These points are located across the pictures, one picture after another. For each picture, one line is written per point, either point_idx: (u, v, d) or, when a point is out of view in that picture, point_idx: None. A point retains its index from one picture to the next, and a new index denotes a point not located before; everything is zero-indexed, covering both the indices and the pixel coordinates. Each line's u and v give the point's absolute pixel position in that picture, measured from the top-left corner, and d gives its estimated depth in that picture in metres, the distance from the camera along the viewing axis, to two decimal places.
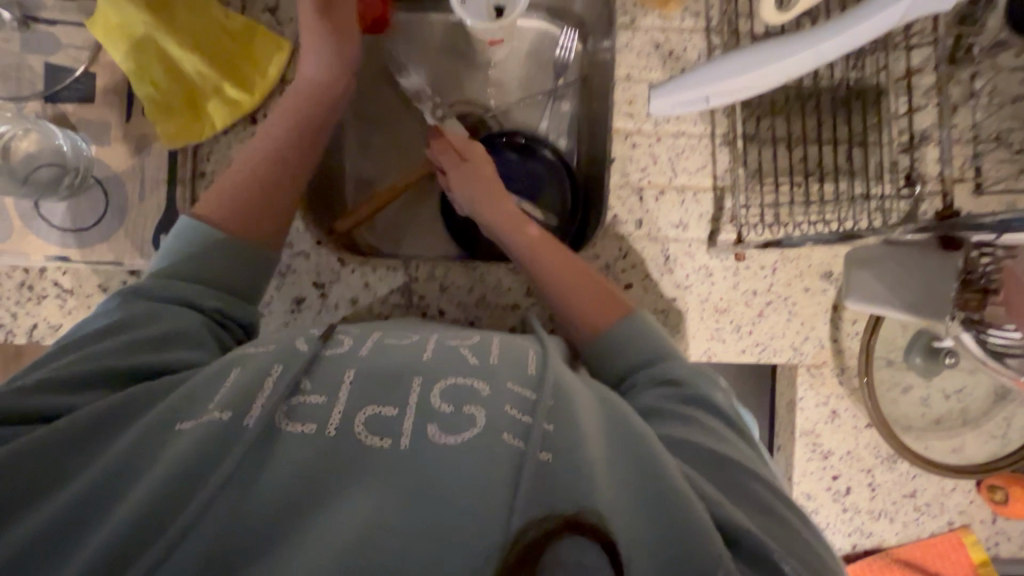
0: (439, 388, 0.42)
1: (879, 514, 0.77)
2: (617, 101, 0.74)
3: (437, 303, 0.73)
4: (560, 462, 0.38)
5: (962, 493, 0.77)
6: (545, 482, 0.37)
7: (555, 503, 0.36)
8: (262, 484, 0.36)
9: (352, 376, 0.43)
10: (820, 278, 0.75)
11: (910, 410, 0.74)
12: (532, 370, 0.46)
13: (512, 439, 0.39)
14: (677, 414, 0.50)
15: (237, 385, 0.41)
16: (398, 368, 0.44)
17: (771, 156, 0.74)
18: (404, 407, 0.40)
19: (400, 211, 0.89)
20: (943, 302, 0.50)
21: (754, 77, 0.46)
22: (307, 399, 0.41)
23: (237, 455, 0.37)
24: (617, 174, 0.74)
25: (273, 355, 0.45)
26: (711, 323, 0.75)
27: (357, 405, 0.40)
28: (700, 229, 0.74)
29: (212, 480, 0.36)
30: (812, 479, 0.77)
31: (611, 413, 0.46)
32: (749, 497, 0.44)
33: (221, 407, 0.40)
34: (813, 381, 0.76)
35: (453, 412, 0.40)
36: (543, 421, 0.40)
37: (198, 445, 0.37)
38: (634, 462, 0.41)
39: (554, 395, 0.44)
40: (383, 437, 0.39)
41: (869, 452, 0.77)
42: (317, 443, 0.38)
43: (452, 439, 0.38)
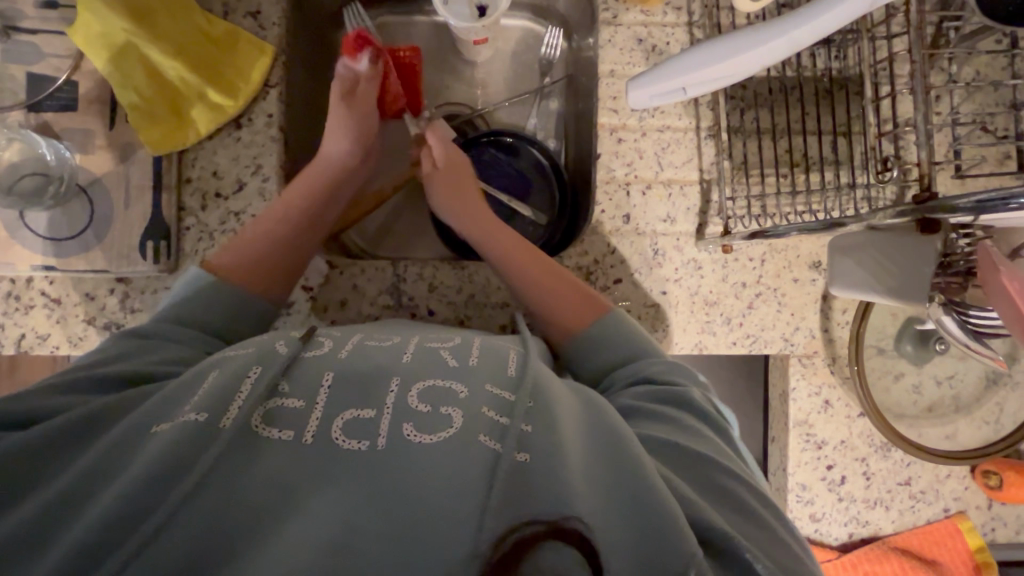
0: (417, 389, 0.42)
1: (875, 503, 0.77)
2: (601, 96, 0.74)
3: (426, 303, 0.73)
4: (537, 462, 0.38)
5: (956, 480, 0.77)
6: (522, 481, 0.37)
7: (537, 507, 0.36)
8: (237, 485, 0.36)
9: (331, 379, 0.43)
10: (808, 268, 0.75)
11: (901, 397, 0.74)
12: (512, 372, 0.46)
13: (489, 440, 0.39)
14: (654, 413, 0.50)
15: (214, 387, 0.41)
16: (376, 370, 0.44)
17: (755, 148, 0.74)
18: (382, 408, 0.40)
19: (388, 213, 0.89)
20: (921, 287, 0.49)
21: (729, 66, 0.45)
22: (285, 401, 0.41)
23: (211, 458, 0.36)
24: (604, 170, 0.74)
25: (251, 358, 0.45)
26: (701, 316, 0.75)
27: (335, 408, 0.40)
28: (687, 222, 0.74)
29: (187, 480, 0.35)
30: (807, 470, 0.77)
31: (588, 414, 0.46)
32: (732, 501, 0.44)
33: (197, 409, 0.39)
34: (805, 371, 0.76)
35: (431, 413, 0.40)
36: (521, 423, 0.41)
37: (173, 446, 0.37)
38: (608, 461, 0.41)
39: (532, 396, 0.44)
40: (361, 440, 0.38)
41: (863, 441, 0.77)
42: (293, 447, 0.38)
43: (429, 439, 0.38)
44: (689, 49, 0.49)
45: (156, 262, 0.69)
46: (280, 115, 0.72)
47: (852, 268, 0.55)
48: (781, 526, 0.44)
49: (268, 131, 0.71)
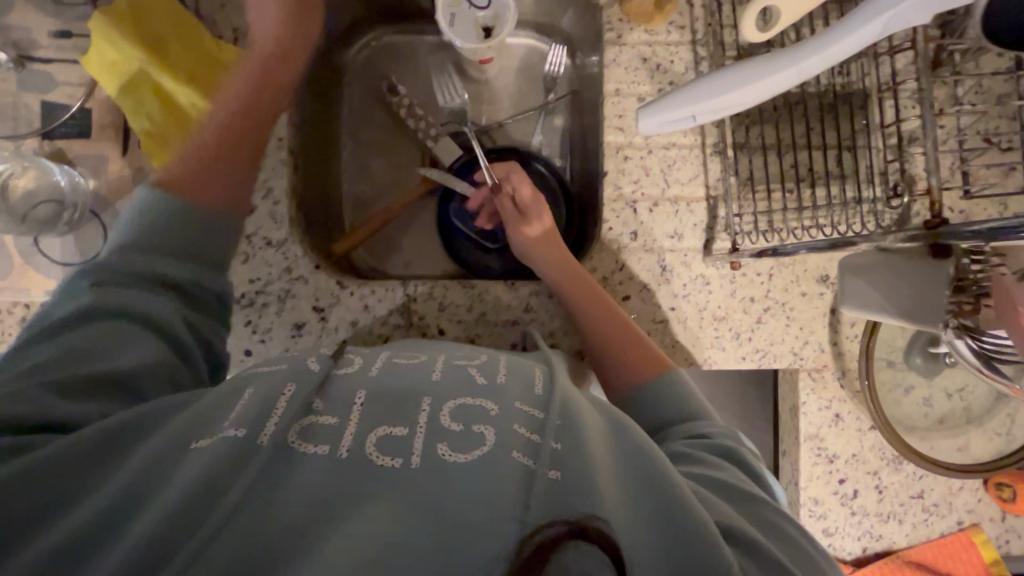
0: (450, 407, 0.43)
1: (887, 516, 0.77)
2: (607, 115, 0.75)
3: (436, 323, 0.74)
4: (569, 476, 0.39)
5: (969, 492, 0.77)
6: (555, 496, 0.37)
7: (561, 508, 0.37)
8: (275, 502, 0.36)
9: (364, 397, 0.44)
10: (816, 282, 0.75)
11: (912, 410, 0.74)
12: (539, 391, 0.47)
13: (521, 456, 0.39)
14: (697, 458, 0.50)
15: (251, 404, 0.42)
16: (407, 390, 0.44)
17: (761, 164, 0.75)
18: (415, 427, 0.41)
19: (399, 231, 0.90)
20: (934, 314, 0.51)
21: (739, 95, 0.45)
22: (321, 419, 0.41)
23: (249, 476, 0.37)
24: (611, 188, 0.75)
25: (285, 376, 0.45)
26: (710, 331, 0.75)
27: (368, 425, 0.41)
28: (695, 238, 0.75)
29: (227, 496, 0.36)
30: (819, 484, 0.76)
31: (616, 431, 0.46)
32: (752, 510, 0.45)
33: (236, 424, 0.40)
34: (815, 385, 0.76)
35: (465, 432, 0.41)
36: (552, 439, 0.41)
37: (212, 462, 0.37)
38: (640, 478, 0.41)
39: (561, 414, 0.44)
40: (394, 457, 0.39)
41: (875, 454, 0.76)
42: (330, 465, 0.38)
43: (463, 458, 0.39)
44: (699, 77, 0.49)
45: None
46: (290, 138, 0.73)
47: (865, 288, 0.56)
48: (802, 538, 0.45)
49: (278, 154, 0.72)
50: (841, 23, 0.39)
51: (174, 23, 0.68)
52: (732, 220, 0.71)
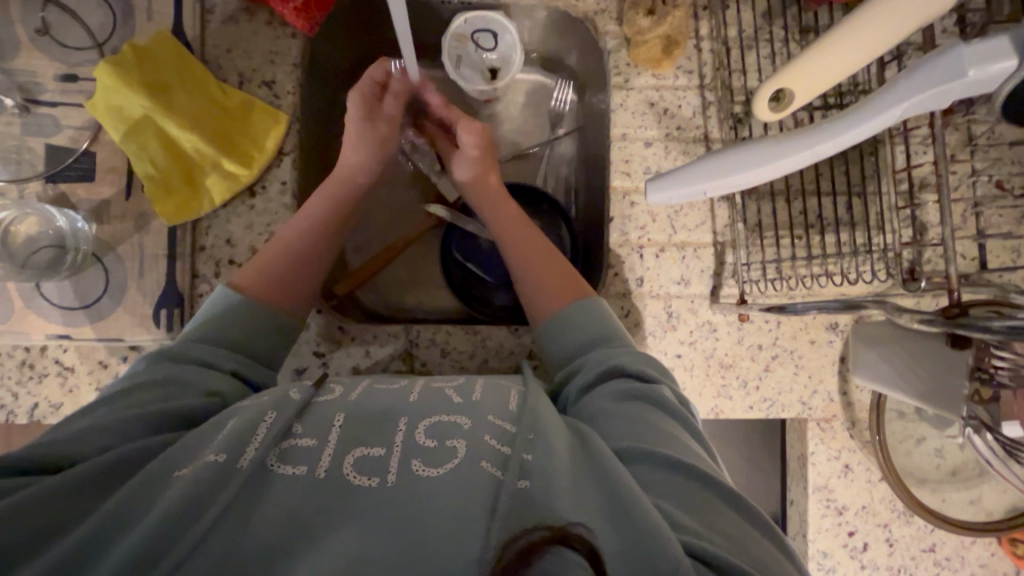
0: (424, 426, 0.45)
1: (898, 570, 0.75)
2: (613, 160, 0.74)
3: (439, 368, 0.72)
4: (536, 486, 0.41)
5: (982, 546, 0.75)
6: (525, 505, 0.39)
7: (539, 516, 0.38)
8: (249, 524, 0.38)
9: (343, 418, 0.46)
10: (825, 330, 0.74)
11: (923, 461, 0.74)
12: (512, 407, 0.49)
13: (490, 467, 0.42)
14: (625, 411, 0.52)
15: (233, 431, 0.43)
16: (386, 412, 0.47)
17: (770, 210, 0.73)
18: (391, 446, 0.43)
19: (400, 267, 0.89)
20: (949, 399, 0.51)
21: (747, 177, 0.46)
22: (299, 440, 0.43)
23: (227, 497, 0.38)
24: (617, 233, 0.74)
25: (265, 404, 0.46)
26: (716, 380, 0.74)
27: (346, 446, 0.43)
28: (702, 284, 0.74)
29: (203, 519, 0.37)
30: (828, 537, 0.75)
31: (578, 442, 0.48)
32: (721, 514, 0.44)
33: (217, 451, 0.41)
34: (824, 436, 0.75)
35: (437, 448, 0.43)
36: (522, 451, 0.43)
37: (195, 486, 0.38)
38: (599, 484, 0.43)
39: (531, 427, 0.46)
40: (372, 476, 0.41)
41: (885, 506, 0.75)
42: (308, 480, 0.41)
43: (435, 472, 0.41)
44: (709, 157, 0.48)
45: (170, 330, 0.69)
46: (294, 182, 0.72)
47: (880, 363, 0.55)
48: (781, 551, 0.44)
49: (281, 199, 0.71)
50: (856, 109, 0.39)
51: (178, 68, 0.68)
52: (739, 269, 0.71)
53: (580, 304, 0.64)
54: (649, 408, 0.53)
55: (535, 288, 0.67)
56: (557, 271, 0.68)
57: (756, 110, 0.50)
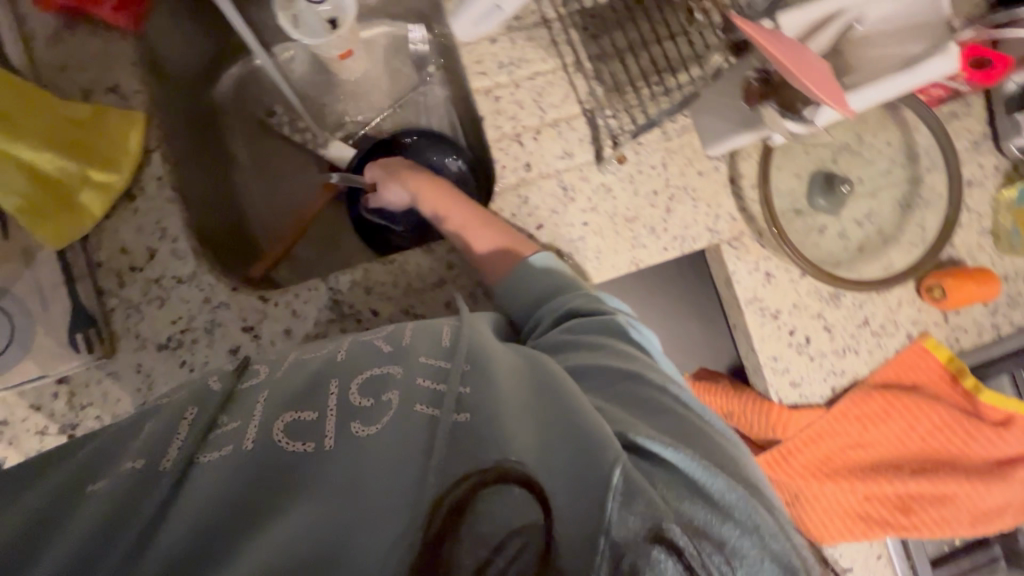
0: (357, 384, 0.47)
1: (844, 351, 0.80)
2: (466, 64, 0.77)
3: (368, 306, 0.74)
4: (476, 419, 0.44)
5: (908, 305, 0.81)
6: (465, 440, 0.42)
7: (480, 458, 0.41)
8: (180, 522, 0.39)
9: (266, 397, 0.47)
10: (708, 158, 0.79)
11: (831, 246, 0.80)
12: (445, 342, 0.51)
13: (426, 408, 0.44)
14: (579, 342, 0.58)
15: (152, 431, 0.43)
16: (315, 379, 0.48)
17: (621, 68, 0.78)
18: (324, 410, 0.45)
19: (315, 243, 0.90)
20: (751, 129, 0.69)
21: None
22: (226, 427, 0.44)
23: (154, 496, 0.40)
24: (493, 129, 0.77)
25: (188, 399, 0.47)
26: (627, 234, 0.78)
27: (274, 416, 0.44)
28: (585, 152, 0.77)
29: (127, 529, 0.38)
30: (773, 342, 0.79)
31: (527, 372, 0.51)
32: (664, 412, 0.50)
33: (134, 456, 0.42)
34: (739, 253, 0.79)
35: (372, 405, 0.45)
36: (459, 386, 0.46)
37: (116, 494, 0.39)
38: (546, 406, 0.46)
39: (473, 361, 0.49)
40: (306, 441, 0.43)
41: (813, 298, 0.80)
42: (239, 456, 0.42)
43: (372, 428, 0.43)
44: None
45: (92, 351, 0.69)
46: (169, 175, 0.72)
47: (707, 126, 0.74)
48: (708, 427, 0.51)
49: (162, 193, 0.71)
50: None
51: (12, 96, 0.67)
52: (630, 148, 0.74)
53: (529, 262, 0.68)
54: (604, 342, 0.57)
55: (480, 256, 0.70)
56: (495, 231, 0.71)
57: None
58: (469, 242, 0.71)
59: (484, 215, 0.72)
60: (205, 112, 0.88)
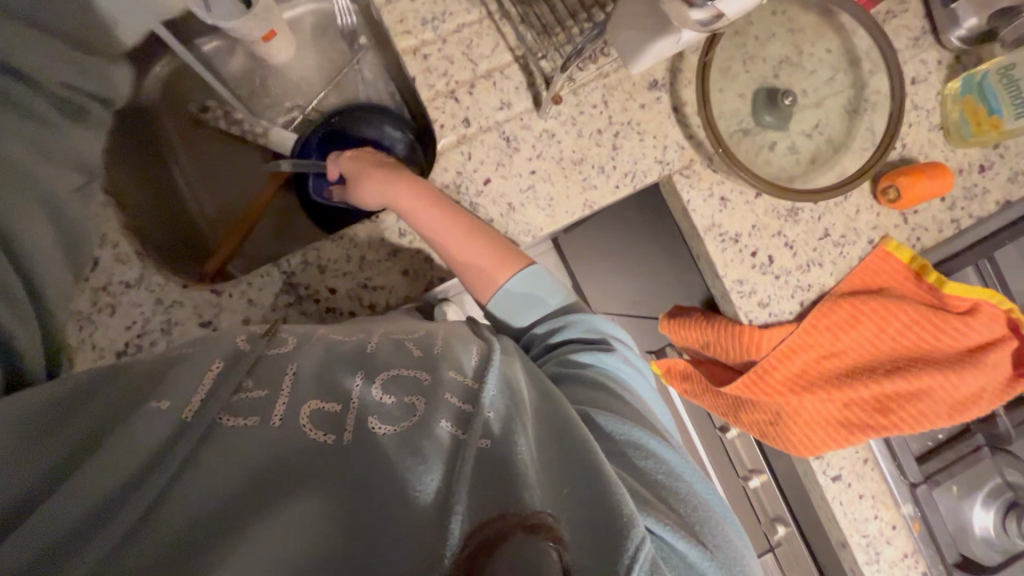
0: (382, 385, 0.52)
1: (808, 265, 0.80)
2: (389, 25, 0.75)
3: (325, 284, 0.73)
4: (494, 445, 0.48)
5: (866, 211, 0.81)
6: (487, 464, 0.46)
7: (502, 496, 0.43)
8: (203, 485, 0.42)
9: (293, 373, 0.51)
10: (647, 90, 0.78)
11: (782, 162, 0.79)
12: (473, 363, 0.56)
13: (451, 428, 0.48)
14: (579, 376, 0.61)
15: (180, 381, 0.46)
16: (340, 370, 0.52)
17: (547, 9, 0.76)
18: (347, 404, 0.49)
19: (268, 234, 0.89)
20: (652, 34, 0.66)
21: None
22: (251, 394, 0.48)
23: (184, 450, 0.43)
24: (426, 89, 0.75)
25: (215, 350, 0.49)
26: (577, 177, 0.77)
27: (300, 397, 0.49)
28: (523, 100, 0.76)
29: (158, 475, 0.41)
30: (736, 266, 0.79)
31: (543, 413, 0.54)
32: (657, 485, 0.52)
33: (161, 396, 0.44)
34: (692, 182, 0.78)
35: (393, 404, 0.50)
36: (483, 410, 0.50)
37: (151, 438, 0.42)
38: (562, 455, 0.49)
39: (495, 387, 0.53)
40: (327, 433, 0.47)
41: (772, 216, 0.80)
42: (266, 436, 0.46)
43: (389, 429, 0.48)
44: None
45: None
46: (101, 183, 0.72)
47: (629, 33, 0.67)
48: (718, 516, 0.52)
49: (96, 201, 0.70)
50: None
51: None
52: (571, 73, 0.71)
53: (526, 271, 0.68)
54: (618, 393, 0.59)
55: (463, 263, 0.69)
56: (485, 240, 0.69)
57: None
58: (451, 244, 0.69)
59: (473, 225, 0.69)
60: (146, 129, 0.88)
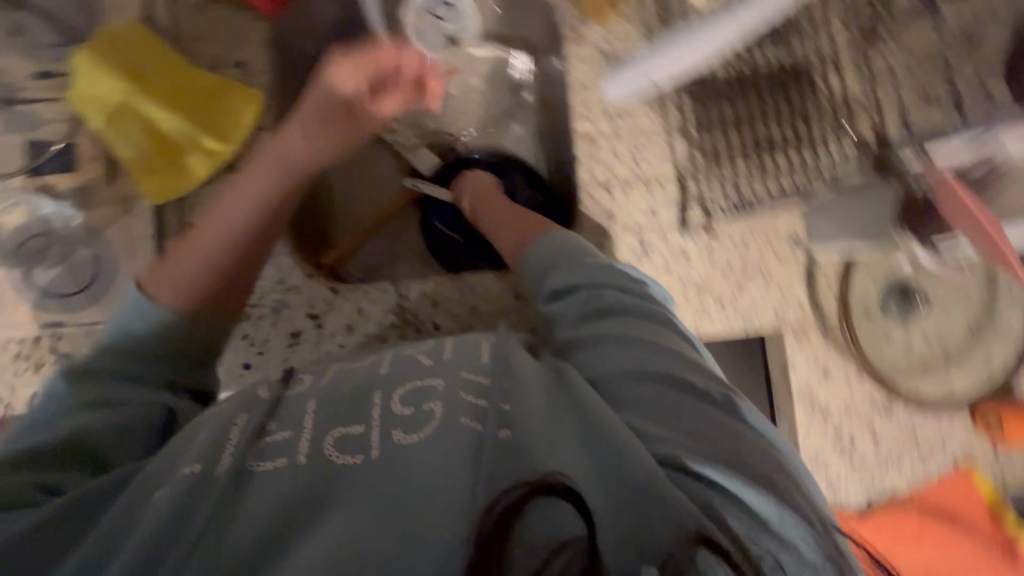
0: (398, 396, 0.49)
1: (887, 462, 0.79)
2: (574, 106, 0.79)
3: (431, 319, 0.75)
4: (515, 434, 0.45)
5: (961, 430, 0.80)
6: (506, 453, 0.44)
7: (517, 472, 0.42)
8: (240, 518, 0.42)
9: (314, 406, 0.49)
10: (789, 243, 0.79)
11: (895, 355, 0.78)
12: (485, 359, 0.53)
13: (469, 421, 0.46)
14: (600, 336, 0.55)
15: (209, 437, 0.46)
16: (359, 390, 0.50)
17: (723, 139, 0.79)
18: (369, 423, 0.47)
19: (384, 242, 0.92)
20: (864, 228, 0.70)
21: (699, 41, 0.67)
22: (275, 436, 0.47)
23: (217, 498, 0.43)
24: (586, 174, 0.78)
25: (237, 402, 0.50)
26: (695, 301, 0.78)
27: (324, 431, 0.47)
28: (670, 214, 0.78)
29: (196, 517, 0.42)
30: (816, 438, 0.79)
31: (556, 379, 0.52)
32: (698, 416, 0.48)
33: (191, 461, 0.45)
34: (801, 343, 0.79)
35: (413, 414, 0.47)
36: (499, 403, 0.48)
37: (179, 492, 0.43)
38: (584, 431, 0.47)
39: (505, 377, 0.50)
40: (354, 454, 0.45)
41: (867, 403, 0.79)
42: (292, 469, 0.45)
43: (415, 437, 0.46)
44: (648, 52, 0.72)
45: None
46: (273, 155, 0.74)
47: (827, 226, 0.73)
48: (747, 429, 0.48)
49: None
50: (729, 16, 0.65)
51: (149, 54, 0.72)
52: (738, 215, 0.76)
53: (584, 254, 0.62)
54: (630, 320, 0.55)
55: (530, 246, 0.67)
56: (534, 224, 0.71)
57: None
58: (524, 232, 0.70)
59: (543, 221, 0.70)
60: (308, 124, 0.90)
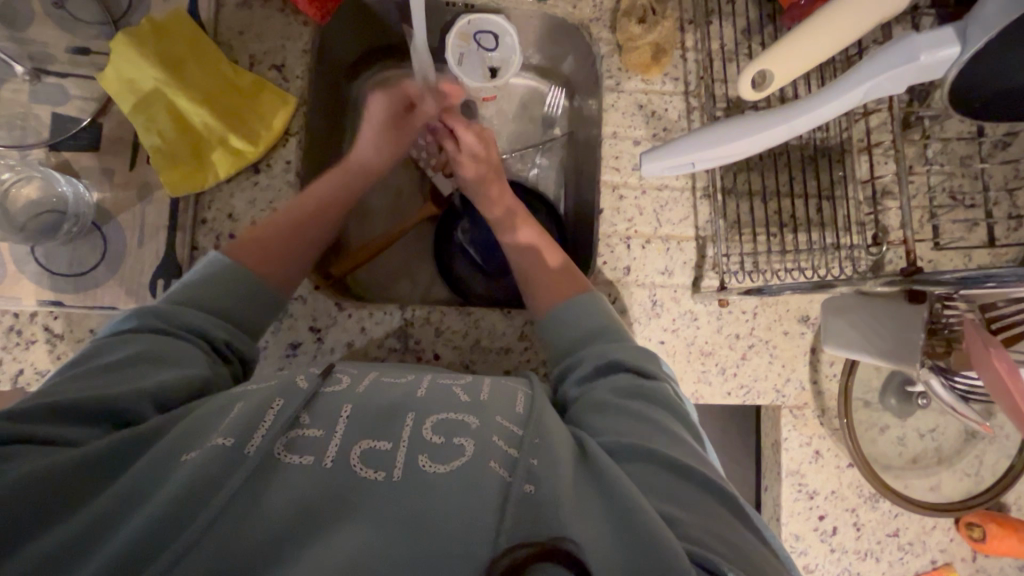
0: (432, 422, 0.45)
1: (865, 554, 0.79)
2: (604, 156, 0.79)
3: (432, 348, 0.74)
4: (542, 491, 0.41)
5: (942, 531, 0.79)
6: (534, 507, 0.40)
7: (536, 529, 0.38)
8: (254, 515, 0.37)
9: (349, 412, 0.46)
10: (798, 322, 0.79)
11: (887, 449, 0.78)
12: (519, 411, 0.49)
13: (498, 466, 0.42)
14: (621, 405, 0.54)
15: (244, 414, 0.43)
16: (392, 406, 0.47)
17: (747, 209, 0.78)
18: (398, 441, 0.43)
19: (395, 257, 0.92)
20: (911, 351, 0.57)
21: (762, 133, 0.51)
22: (306, 431, 0.43)
23: (238, 482, 0.38)
24: (606, 224, 0.78)
25: (274, 390, 0.46)
26: (697, 366, 0.78)
27: (352, 438, 0.43)
28: (684, 275, 0.78)
29: (208, 507, 0.37)
30: (799, 520, 0.78)
31: (579, 448, 0.48)
32: (719, 520, 0.45)
33: (224, 434, 0.41)
34: (797, 423, 0.79)
35: (444, 444, 0.43)
36: (529, 455, 0.44)
37: (204, 469, 0.38)
38: (605, 508, 0.43)
39: (537, 433, 0.47)
40: (378, 469, 0.41)
41: (853, 491, 0.79)
42: (316, 471, 0.41)
43: (442, 469, 0.41)
44: (685, 138, 0.59)
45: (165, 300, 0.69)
46: (298, 161, 0.74)
47: (847, 329, 0.62)
48: (758, 540, 0.45)
49: (286, 177, 0.73)
50: (836, 86, 0.47)
51: (191, 46, 0.71)
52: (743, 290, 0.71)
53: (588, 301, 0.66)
54: (649, 404, 0.54)
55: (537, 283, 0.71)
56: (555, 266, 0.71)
57: (742, 91, 0.56)
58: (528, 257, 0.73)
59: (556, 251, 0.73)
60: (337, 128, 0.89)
